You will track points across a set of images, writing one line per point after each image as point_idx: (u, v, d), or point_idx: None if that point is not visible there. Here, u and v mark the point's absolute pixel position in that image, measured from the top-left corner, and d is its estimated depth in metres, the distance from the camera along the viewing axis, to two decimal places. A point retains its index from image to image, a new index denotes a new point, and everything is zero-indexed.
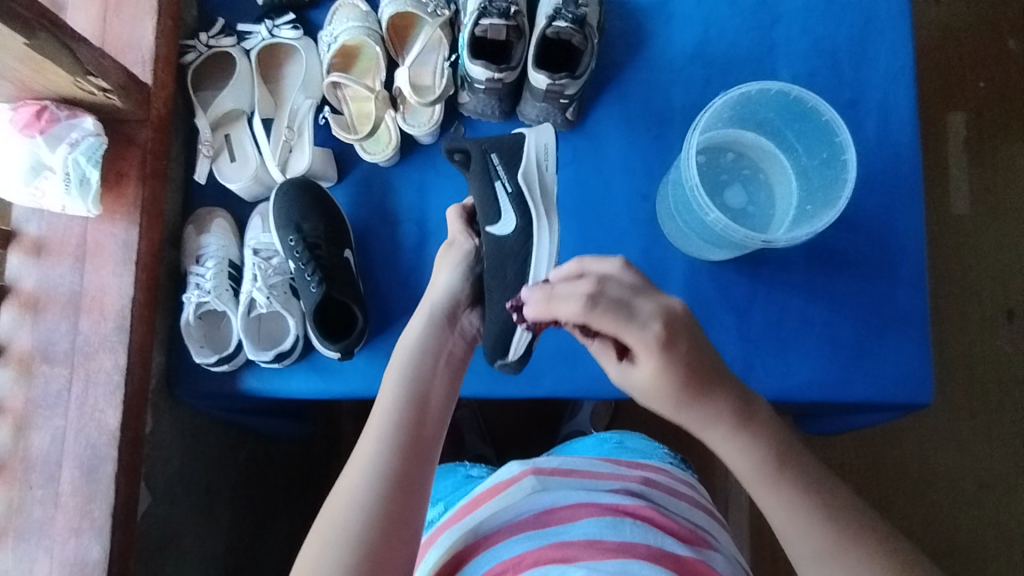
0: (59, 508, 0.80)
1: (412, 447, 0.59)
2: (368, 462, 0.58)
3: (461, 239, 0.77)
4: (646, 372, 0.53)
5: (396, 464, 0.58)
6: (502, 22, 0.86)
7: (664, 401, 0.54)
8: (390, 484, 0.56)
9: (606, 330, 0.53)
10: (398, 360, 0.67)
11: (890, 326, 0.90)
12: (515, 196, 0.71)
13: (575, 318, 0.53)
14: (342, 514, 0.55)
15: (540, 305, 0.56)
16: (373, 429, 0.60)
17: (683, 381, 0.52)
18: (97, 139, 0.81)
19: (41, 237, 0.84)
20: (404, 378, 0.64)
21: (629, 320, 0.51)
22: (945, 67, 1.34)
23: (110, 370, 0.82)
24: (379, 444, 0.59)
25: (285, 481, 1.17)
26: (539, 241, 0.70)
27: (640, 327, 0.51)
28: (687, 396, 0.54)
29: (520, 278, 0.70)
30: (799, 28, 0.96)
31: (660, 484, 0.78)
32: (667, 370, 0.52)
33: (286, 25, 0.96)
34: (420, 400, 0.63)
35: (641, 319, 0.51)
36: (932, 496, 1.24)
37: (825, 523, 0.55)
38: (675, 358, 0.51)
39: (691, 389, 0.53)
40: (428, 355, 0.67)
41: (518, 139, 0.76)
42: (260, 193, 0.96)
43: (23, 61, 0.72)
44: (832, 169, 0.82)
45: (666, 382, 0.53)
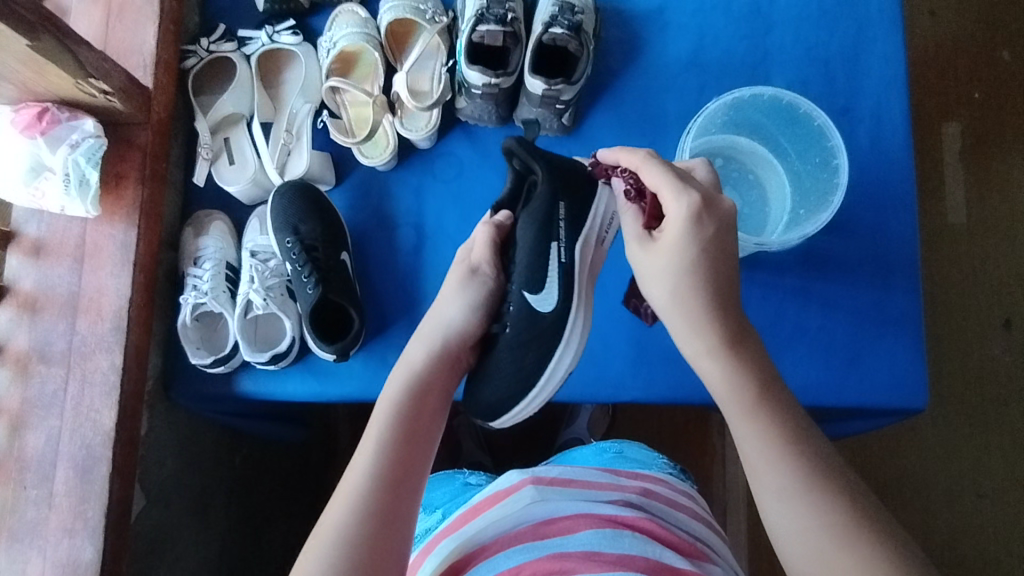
0: (53, 508, 0.80)
1: (398, 481, 0.55)
2: (351, 495, 0.54)
3: (484, 271, 0.69)
4: (671, 229, 0.57)
5: (379, 500, 0.54)
6: (499, 28, 0.87)
7: (666, 278, 0.57)
8: (373, 519, 0.52)
9: (650, 184, 0.59)
10: (391, 386, 0.62)
11: (885, 331, 0.90)
12: (564, 272, 0.67)
13: (634, 167, 0.61)
14: (320, 551, 0.51)
15: (614, 155, 0.66)
16: (360, 461, 0.56)
17: (694, 259, 0.56)
18: (97, 141, 0.82)
19: (40, 238, 0.85)
20: (394, 408, 0.60)
21: (674, 181, 0.57)
22: (939, 78, 1.36)
23: (106, 371, 0.82)
24: (365, 477, 0.55)
25: (280, 486, 1.17)
26: (567, 335, 0.66)
27: (678, 191, 0.56)
28: (689, 282, 0.56)
29: (537, 367, 0.65)
30: (793, 36, 0.98)
31: (659, 495, 0.77)
32: (687, 237, 0.56)
33: (287, 31, 0.97)
34: (410, 431, 0.59)
35: (683, 186, 0.57)
36: (930, 504, 1.24)
37: (799, 470, 0.52)
38: (699, 229, 0.56)
39: (701, 267, 0.56)
40: (420, 382, 0.62)
41: (589, 183, 0.70)
42: (257, 196, 0.97)
43: (25, 63, 0.73)
44: (824, 173, 0.84)
45: (685, 255, 0.56)
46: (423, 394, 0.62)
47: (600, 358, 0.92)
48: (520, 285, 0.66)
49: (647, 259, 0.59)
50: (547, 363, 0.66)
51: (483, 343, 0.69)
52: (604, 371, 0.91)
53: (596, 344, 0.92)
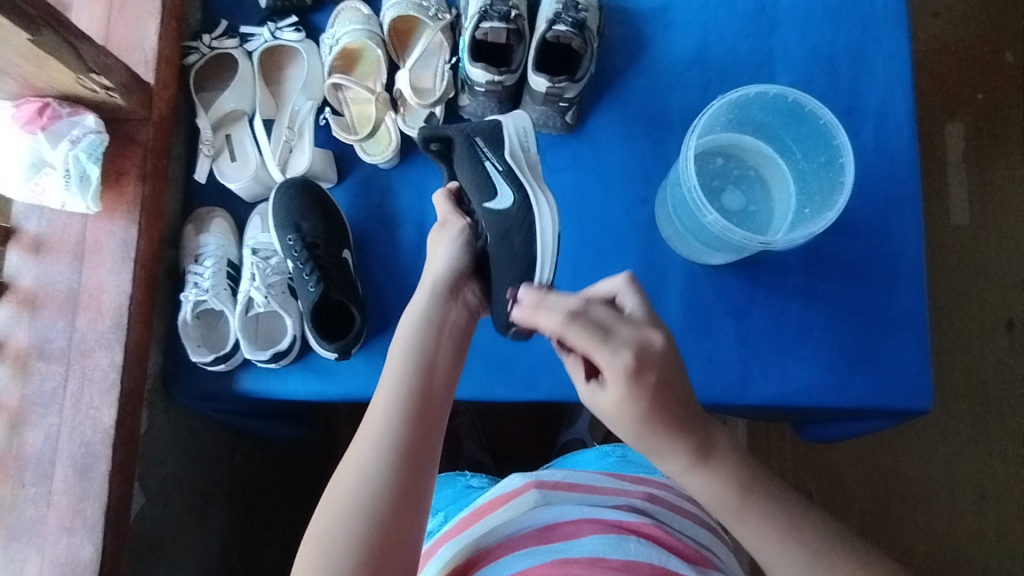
0: (52, 507, 0.79)
1: (418, 419, 0.59)
2: (375, 435, 0.57)
3: (452, 220, 0.74)
4: (611, 396, 0.51)
5: (402, 438, 0.57)
6: (503, 25, 0.87)
7: (627, 426, 0.53)
8: (397, 455, 0.56)
9: (578, 346, 0.52)
10: (406, 332, 0.66)
11: (889, 332, 0.89)
12: (506, 173, 0.70)
13: (555, 331, 0.55)
14: (351, 485, 0.55)
15: (528, 311, 0.58)
16: (380, 403, 0.60)
17: (647, 411, 0.51)
18: (98, 136, 0.81)
19: (41, 234, 0.85)
20: (409, 351, 0.63)
21: (602, 340, 0.51)
22: (943, 79, 1.35)
23: (106, 368, 0.81)
24: (386, 417, 0.58)
25: (280, 487, 1.17)
26: (540, 208, 0.66)
27: (611, 350, 0.51)
28: (649, 426, 0.53)
29: (529, 248, 0.65)
30: (797, 35, 0.97)
31: (664, 501, 0.76)
32: (632, 397, 0.51)
33: (289, 27, 0.97)
34: (426, 373, 0.62)
35: (613, 343, 0.51)
36: (934, 509, 1.23)
37: (800, 550, 0.55)
38: (642, 385, 0.50)
39: (654, 416, 0.52)
40: (435, 326, 0.65)
41: (494, 124, 0.75)
42: (259, 193, 0.96)
43: (26, 57, 0.72)
44: (830, 172, 0.83)
45: (632, 409, 0.52)
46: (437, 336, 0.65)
47: None
48: (479, 202, 0.71)
49: (600, 406, 0.53)
50: (535, 240, 0.65)
51: (484, 272, 0.72)
52: None
53: None
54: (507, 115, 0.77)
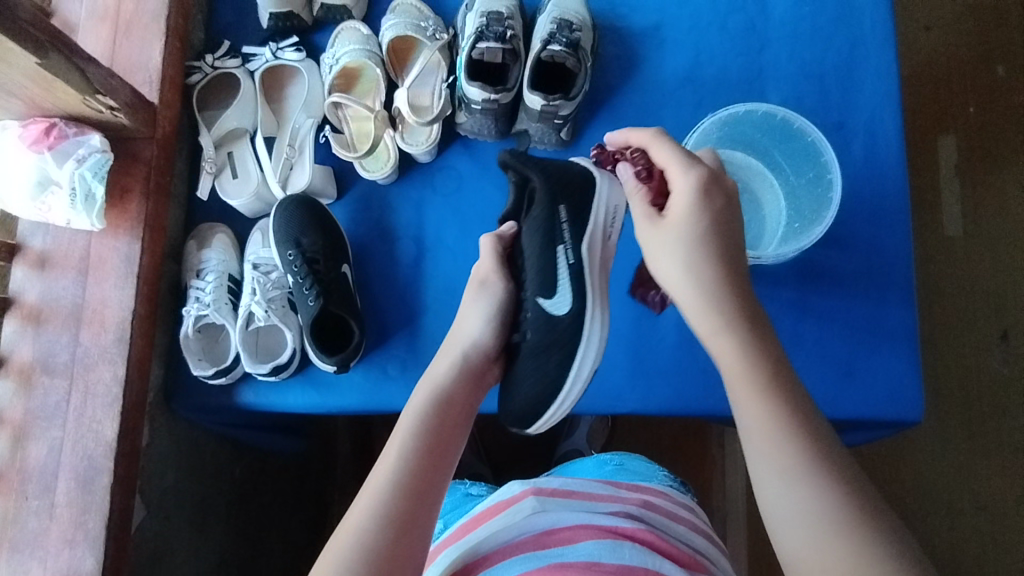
0: (54, 519, 0.81)
1: (417, 491, 0.55)
2: (373, 500, 0.54)
3: (492, 280, 0.68)
4: (682, 204, 0.58)
5: (398, 510, 0.53)
6: (498, 46, 0.89)
7: (677, 242, 0.57)
8: (391, 530, 0.52)
9: (660, 156, 0.62)
10: (420, 396, 0.62)
11: (880, 343, 0.91)
12: (575, 272, 0.64)
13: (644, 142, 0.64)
14: (341, 552, 0.51)
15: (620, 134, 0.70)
16: (383, 469, 0.56)
17: (703, 231, 0.57)
18: (103, 156, 0.83)
19: (46, 251, 0.86)
20: (419, 419, 0.59)
21: (686, 158, 0.60)
22: (933, 93, 1.38)
23: (109, 382, 0.83)
24: (389, 481, 0.55)
25: (281, 498, 1.17)
26: (589, 327, 0.63)
27: (686, 166, 0.59)
28: (697, 252, 0.57)
29: (561, 372, 0.61)
30: (787, 53, 0.99)
31: (659, 507, 0.78)
32: (696, 209, 0.57)
33: (290, 47, 0.99)
34: (434, 443, 0.58)
35: (693, 163, 0.59)
36: (931, 518, 1.24)
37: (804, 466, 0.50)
38: (707, 203, 0.57)
39: (706, 241, 0.57)
40: (446, 393, 0.61)
41: (583, 189, 0.67)
42: (260, 209, 0.98)
43: (34, 80, 0.74)
44: (818, 188, 0.86)
45: (693, 220, 0.57)
46: (449, 406, 0.61)
47: (601, 370, 0.92)
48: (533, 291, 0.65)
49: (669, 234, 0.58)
50: (571, 365, 0.62)
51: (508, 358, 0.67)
52: (603, 382, 0.92)
53: None
54: (601, 174, 0.70)
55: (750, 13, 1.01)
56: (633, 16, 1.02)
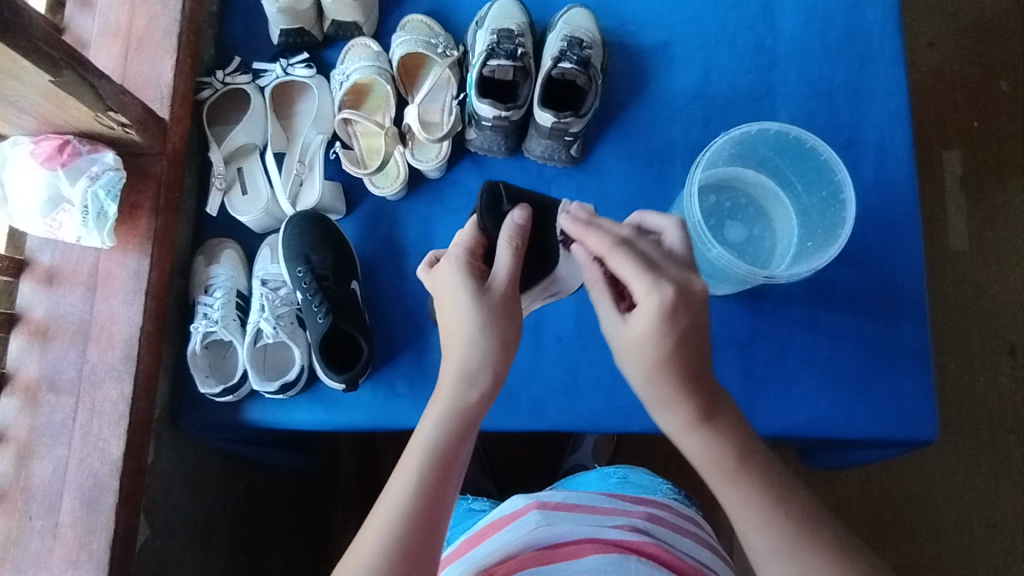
0: (58, 540, 0.79)
1: (425, 521, 0.53)
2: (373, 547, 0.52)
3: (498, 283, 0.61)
4: (640, 325, 0.57)
5: (406, 541, 0.52)
6: (509, 63, 0.89)
7: (642, 361, 0.57)
8: (400, 564, 0.51)
9: (620, 272, 0.58)
10: (434, 413, 0.58)
11: (893, 362, 0.90)
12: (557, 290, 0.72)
13: (601, 252, 0.60)
14: None
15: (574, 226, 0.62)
16: (392, 493, 0.54)
17: (671, 350, 0.56)
18: (117, 173, 0.83)
19: (54, 266, 0.86)
20: (431, 441, 0.56)
21: (645, 272, 0.56)
22: (940, 108, 1.38)
23: (116, 400, 0.82)
24: (388, 526, 0.52)
25: (283, 514, 1.16)
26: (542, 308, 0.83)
27: (648, 286, 0.56)
28: (663, 366, 0.56)
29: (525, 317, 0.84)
30: (797, 71, 0.99)
31: (666, 521, 0.76)
32: (662, 330, 0.56)
33: (301, 63, 0.99)
34: (446, 467, 0.55)
35: (656, 279, 0.56)
36: (941, 537, 1.23)
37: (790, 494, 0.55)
38: (673, 322, 0.55)
39: (673, 357, 0.56)
40: (464, 412, 0.58)
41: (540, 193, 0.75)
42: (269, 225, 0.98)
43: (46, 97, 0.74)
44: (831, 207, 0.85)
45: (659, 342, 0.56)
46: (467, 425, 0.58)
47: (611, 389, 0.92)
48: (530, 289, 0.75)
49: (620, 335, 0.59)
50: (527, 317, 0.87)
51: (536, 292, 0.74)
52: (613, 400, 0.91)
53: (604, 373, 0.92)
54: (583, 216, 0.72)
55: (759, 30, 1.01)
56: (643, 32, 1.03)
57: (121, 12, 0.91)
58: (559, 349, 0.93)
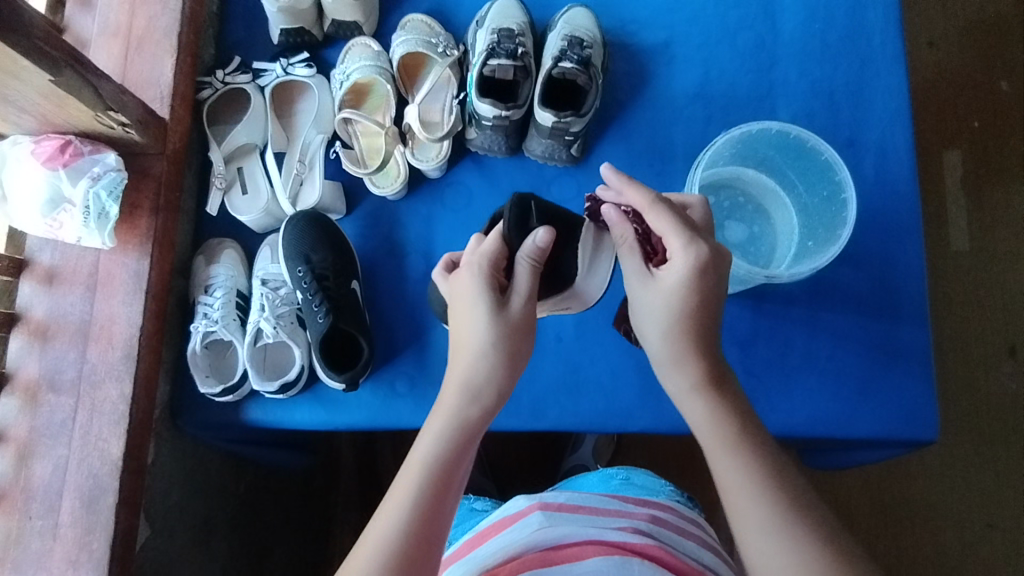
0: (58, 540, 0.79)
1: (425, 534, 0.52)
2: (374, 550, 0.51)
3: (512, 305, 0.61)
4: (669, 280, 0.59)
5: (404, 553, 0.51)
6: (509, 63, 0.89)
7: (664, 316, 0.59)
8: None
9: (659, 226, 0.61)
10: (435, 427, 0.58)
11: (894, 362, 0.90)
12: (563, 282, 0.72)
13: (641, 204, 0.63)
14: None
15: (617, 176, 0.66)
16: (392, 502, 0.54)
17: (694, 306, 0.58)
18: (118, 174, 0.83)
19: (54, 266, 0.86)
20: (432, 453, 0.56)
21: (683, 230, 0.60)
22: (941, 108, 1.38)
23: (116, 400, 0.82)
24: (391, 528, 0.52)
25: (283, 514, 1.16)
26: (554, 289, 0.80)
27: (685, 243, 0.59)
28: (679, 323, 0.59)
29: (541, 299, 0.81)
30: (797, 70, 0.99)
31: (668, 523, 0.76)
32: (692, 284, 0.58)
33: (301, 63, 0.99)
34: (448, 480, 0.55)
35: (691, 237, 0.59)
36: (942, 537, 1.23)
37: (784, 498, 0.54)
38: (702, 279, 0.58)
39: (693, 314, 0.59)
40: (465, 425, 0.58)
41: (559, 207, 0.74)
42: (269, 225, 0.98)
43: (46, 97, 0.74)
44: (833, 206, 0.85)
45: (685, 298, 0.59)
46: (467, 438, 0.58)
47: (611, 389, 0.92)
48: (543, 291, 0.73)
49: (643, 295, 0.61)
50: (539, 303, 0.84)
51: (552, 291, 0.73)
52: (613, 400, 0.91)
53: (605, 374, 0.92)
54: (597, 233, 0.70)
55: (759, 29, 1.01)
56: (643, 32, 1.03)
57: (121, 12, 0.91)
58: (559, 348, 0.93)
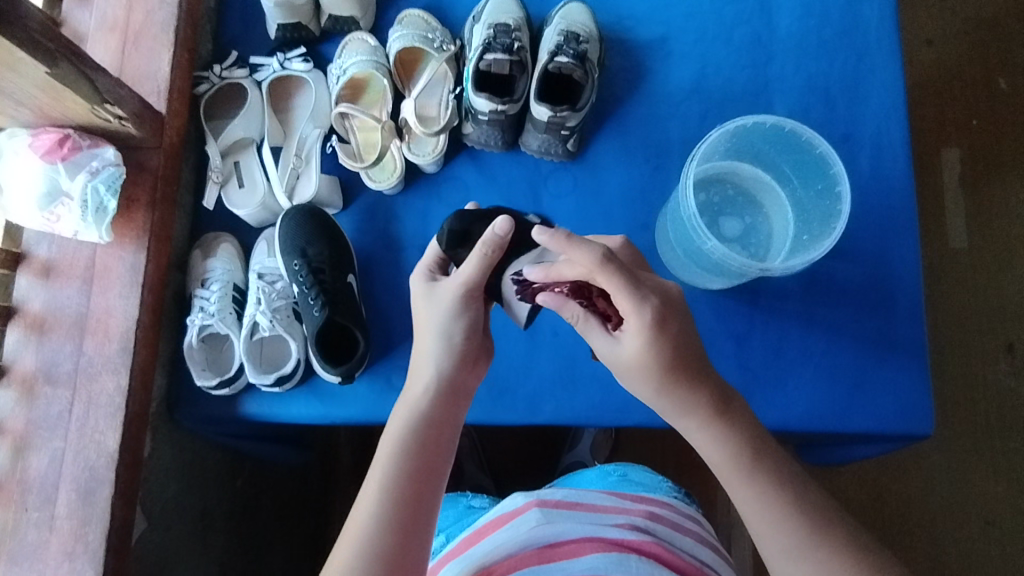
0: (54, 531, 0.80)
1: (406, 522, 0.56)
2: (358, 537, 0.55)
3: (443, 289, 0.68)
4: (632, 346, 0.59)
5: (389, 543, 0.55)
6: (506, 57, 0.89)
7: (648, 378, 0.59)
8: (381, 566, 0.54)
9: (606, 290, 0.57)
10: (399, 418, 0.62)
11: (889, 356, 0.90)
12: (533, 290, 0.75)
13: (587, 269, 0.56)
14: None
15: (554, 242, 0.56)
16: (367, 499, 0.57)
17: (668, 360, 0.58)
18: (117, 169, 0.83)
19: (51, 259, 0.86)
20: (399, 444, 0.60)
21: (634, 288, 0.56)
22: (938, 106, 1.38)
23: (112, 393, 0.82)
24: (372, 518, 0.56)
25: (280, 509, 1.16)
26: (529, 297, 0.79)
27: (638, 304, 0.57)
28: (668, 375, 0.59)
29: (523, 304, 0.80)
30: (793, 66, 0.99)
31: (666, 519, 0.75)
32: (657, 344, 0.58)
33: (297, 58, 0.99)
34: (420, 468, 0.59)
35: (642, 296, 0.57)
36: (939, 534, 1.23)
37: None
38: (665, 333, 0.57)
39: (672, 367, 0.59)
40: (429, 413, 0.62)
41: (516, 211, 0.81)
42: (266, 219, 0.98)
43: (42, 89, 0.74)
44: (827, 201, 0.85)
45: (654, 357, 0.58)
46: (433, 426, 0.61)
47: (606, 385, 0.92)
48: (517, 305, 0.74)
49: (616, 357, 0.61)
50: None
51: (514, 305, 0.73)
52: (608, 394, 0.91)
53: (600, 369, 0.92)
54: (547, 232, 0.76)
55: (755, 26, 1.01)
56: (640, 28, 1.03)
57: (118, 6, 0.91)
58: (555, 344, 0.93)
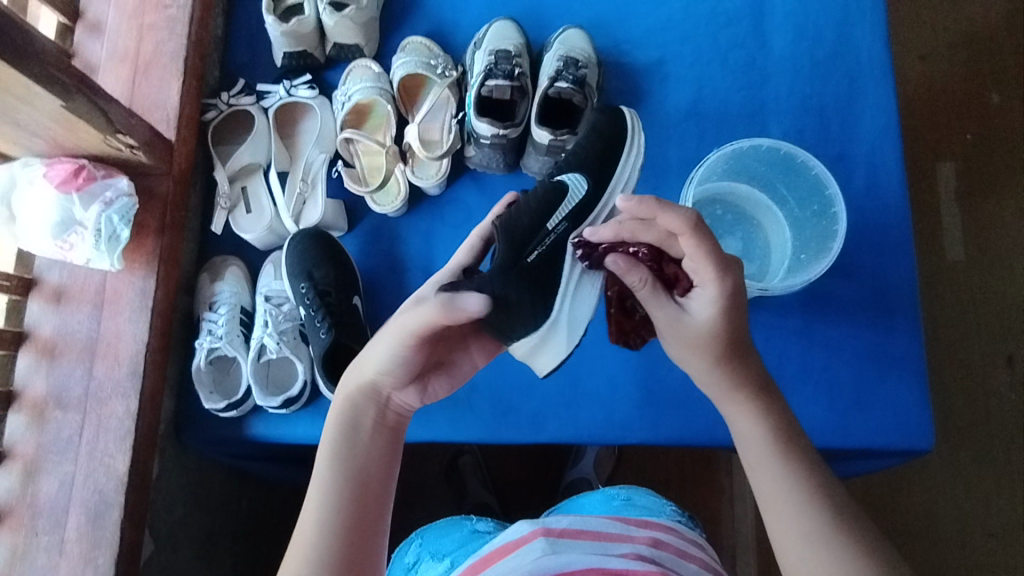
0: (64, 555, 0.80)
1: (354, 529, 0.57)
2: (306, 549, 0.56)
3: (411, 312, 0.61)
4: (704, 313, 0.61)
5: (339, 550, 0.56)
6: (507, 83, 0.92)
7: (705, 351, 0.61)
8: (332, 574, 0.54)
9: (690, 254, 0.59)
10: (331, 429, 0.62)
11: (888, 371, 0.91)
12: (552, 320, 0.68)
13: (676, 229, 0.58)
14: None
15: (642, 206, 0.59)
16: (308, 519, 0.57)
17: (732, 332, 0.61)
18: (130, 199, 0.85)
19: (62, 285, 0.88)
20: (337, 455, 0.60)
21: (721, 264, 0.58)
22: (931, 123, 1.40)
23: (122, 416, 0.83)
24: (319, 530, 0.56)
25: (285, 529, 1.16)
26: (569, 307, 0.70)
27: (719, 273, 0.59)
28: (722, 349, 0.61)
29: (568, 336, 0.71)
30: (788, 87, 1.02)
31: (669, 546, 0.76)
32: (726, 312, 0.60)
33: (303, 85, 1.01)
34: (356, 475, 0.59)
35: (725, 270, 0.59)
36: (946, 547, 1.23)
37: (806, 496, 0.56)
38: (734, 305, 0.60)
39: (729, 344, 0.61)
40: (352, 420, 0.62)
41: (541, 223, 0.67)
42: (272, 242, 1.00)
43: (56, 121, 0.76)
44: (823, 220, 0.87)
45: (720, 325, 0.60)
46: (358, 431, 0.62)
47: (608, 403, 0.93)
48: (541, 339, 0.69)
49: (683, 326, 0.62)
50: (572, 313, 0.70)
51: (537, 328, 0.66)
52: (612, 411, 0.92)
53: (603, 385, 0.93)
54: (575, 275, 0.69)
55: (750, 49, 1.03)
56: (637, 52, 1.05)
57: (129, 38, 0.94)
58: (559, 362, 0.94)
